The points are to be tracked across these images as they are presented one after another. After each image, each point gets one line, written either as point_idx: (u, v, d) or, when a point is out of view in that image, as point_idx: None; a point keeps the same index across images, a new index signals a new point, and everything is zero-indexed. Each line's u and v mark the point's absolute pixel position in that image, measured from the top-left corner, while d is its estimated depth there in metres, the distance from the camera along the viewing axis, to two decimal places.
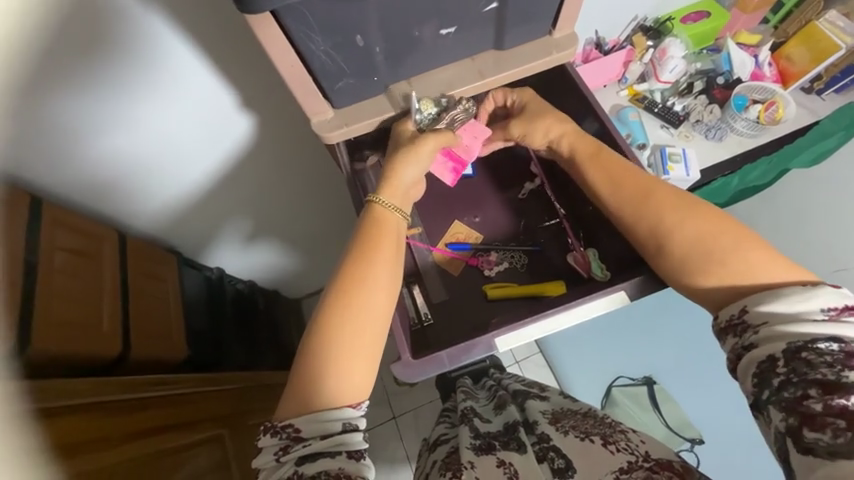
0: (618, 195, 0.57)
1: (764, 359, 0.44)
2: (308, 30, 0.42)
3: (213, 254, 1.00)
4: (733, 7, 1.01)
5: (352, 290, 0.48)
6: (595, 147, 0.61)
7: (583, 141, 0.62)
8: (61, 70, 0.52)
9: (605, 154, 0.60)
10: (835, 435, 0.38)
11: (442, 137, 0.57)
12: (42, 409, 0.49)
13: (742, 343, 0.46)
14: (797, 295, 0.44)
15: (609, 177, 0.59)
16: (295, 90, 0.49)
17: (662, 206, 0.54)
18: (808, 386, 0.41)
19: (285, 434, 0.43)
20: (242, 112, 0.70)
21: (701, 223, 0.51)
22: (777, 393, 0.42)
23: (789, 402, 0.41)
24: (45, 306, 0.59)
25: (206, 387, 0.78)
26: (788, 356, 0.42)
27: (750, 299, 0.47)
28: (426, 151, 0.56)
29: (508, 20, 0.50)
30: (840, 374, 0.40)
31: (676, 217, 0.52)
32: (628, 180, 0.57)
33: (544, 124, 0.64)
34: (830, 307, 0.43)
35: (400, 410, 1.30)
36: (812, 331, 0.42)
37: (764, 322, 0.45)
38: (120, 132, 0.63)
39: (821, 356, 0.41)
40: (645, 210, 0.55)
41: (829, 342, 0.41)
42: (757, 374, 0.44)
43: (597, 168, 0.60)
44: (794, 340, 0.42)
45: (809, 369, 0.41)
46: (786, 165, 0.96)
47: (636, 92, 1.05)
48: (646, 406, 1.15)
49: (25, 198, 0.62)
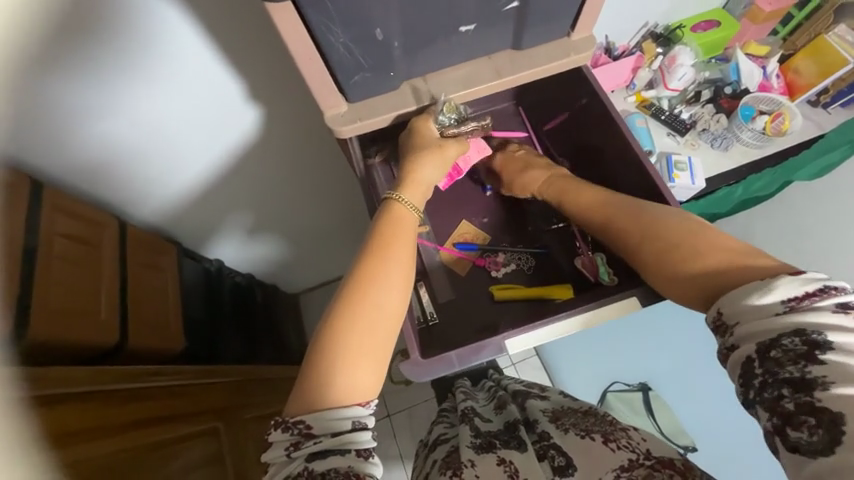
0: (588, 221, 0.62)
1: (744, 360, 0.42)
2: (328, 21, 0.41)
3: (213, 246, 1.00)
4: (743, 17, 1.01)
5: (363, 287, 0.47)
6: (561, 186, 0.66)
7: (554, 184, 0.68)
8: (69, 52, 0.51)
9: (570, 185, 0.65)
10: (811, 433, 0.37)
11: (459, 146, 0.59)
12: (36, 397, 0.48)
13: (725, 343, 0.44)
14: (758, 290, 0.42)
15: (579, 205, 0.63)
16: (311, 83, 0.48)
17: (625, 225, 0.56)
18: (780, 386, 0.39)
19: (297, 430, 0.43)
20: (248, 104, 0.69)
21: (663, 236, 0.52)
22: (758, 393, 0.40)
23: (769, 402, 0.39)
24: (44, 292, 0.58)
25: (205, 378, 0.78)
26: (760, 356, 0.41)
27: (722, 301, 0.45)
28: (446, 156, 0.58)
29: (528, 19, 0.49)
30: (805, 370, 0.38)
31: (639, 235, 0.54)
32: (591, 208, 0.61)
33: (527, 179, 0.70)
34: (790, 297, 0.41)
35: (395, 409, 1.30)
36: (778, 326, 0.40)
37: (737, 322, 0.43)
38: (127, 118, 0.62)
39: (786, 353, 0.39)
40: (611, 233, 0.58)
41: (792, 337, 0.39)
42: (741, 375, 0.42)
43: (567, 197, 0.65)
44: (762, 340, 0.41)
45: (778, 368, 0.39)
46: (791, 176, 0.96)
47: (644, 98, 1.04)
48: (639, 411, 1.16)
49: (26, 181, 0.61)
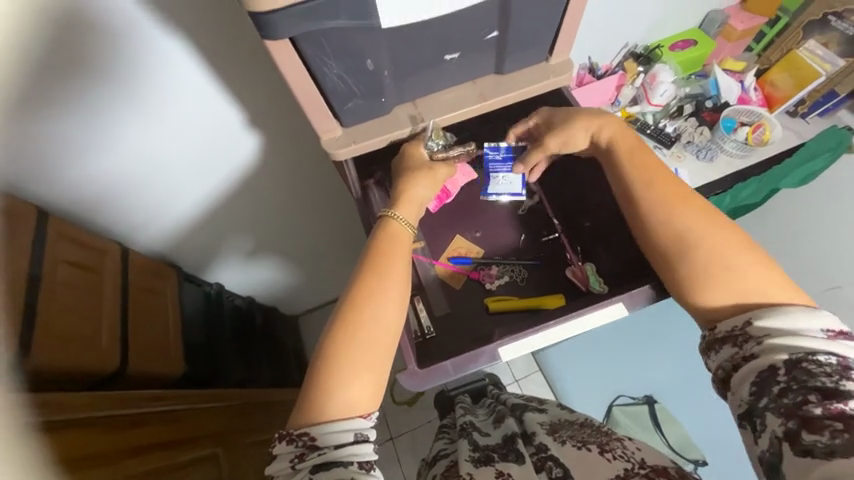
0: (658, 191, 0.54)
1: (764, 368, 0.44)
2: (322, 54, 0.45)
3: (215, 270, 1.01)
4: (718, 36, 1.06)
5: (361, 301, 0.49)
6: (635, 144, 0.58)
7: (625, 138, 0.58)
8: (72, 84, 0.54)
9: (647, 156, 0.56)
10: (832, 436, 0.39)
11: (449, 168, 0.60)
12: (45, 422, 0.49)
13: (742, 353, 0.47)
14: (804, 314, 0.45)
15: (650, 173, 0.55)
16: (307, 109, 0.51)
17: (701, 209, 0.52)
18: (808, 392, 0.42)
19: (301, 442, 0.43)
20: (250, 131, 0.72)
21: (734, 234, 0.50)
22: (776, 399, 0.43)
23: (788, 407, 0.42)
24: (47, 320, 0.59)
25: (203, 404, 0.78)
26: (789, 365, 0.43)
27: (755, 312, 0.47)
28: (439, 177, 0.59)
29: (510, 47, 0.53)
30: (838, 383, 0.41)
31: (712, 221, 0.51)
32: (665, 180, 0.55)
33: (598, 120, 0.59)
34: (829, 328, 0.45)
35: (398, 431, 1.28)
36: (814, 345, 0.43)
37: (767, 334, 0.46)
38: (127, 143, 0.64)
39: (821, 367, 0.42)
40: (686, 209, 0.52)
41: (828, 356, 0.42)
42: (756, 382, 0.45)
43: (633, 167, 0.56)
44: (794, 351, 0.43)
45: (810, 377, 0.42)
46: (777, 183, 1.02)
47: (629, 114, 1.07)
48: (647, 425, 1.15)
49: (34, 212, 0.63)
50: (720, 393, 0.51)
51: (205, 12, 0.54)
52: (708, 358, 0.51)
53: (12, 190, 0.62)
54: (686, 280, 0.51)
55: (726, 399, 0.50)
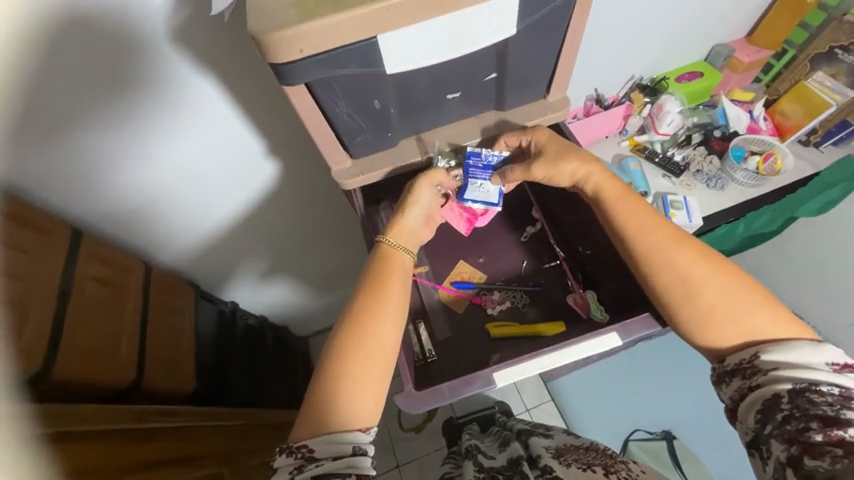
0: (654, 231, 0.53)
1: (769, 397, 0.45)
2: (334, 97, 0.49)
3: (232, 288, 1.05)
4: (724, 68, 1.08)
5: (361, 323, 0.50)
6: (622, 188, 0.57)
7: (612, 182, 0.57)
8: (104, 111, 0.59)
9: (635, 198, 0.56)
10: (833, 461, 0.40)
11: (430, 176, 0.58)
12: (55, 433, 0.52)
13: (747, 385, 0.47)
14: (812, 347, 0.45)
15: (644, 215, 0.54)
16: (320, 143, 0.55)
17: (696, 254, 0.51)
18: (809, 419, 0.42)
19: (300, 454, 0.44)
20: (268, 159, 0.77)
21: (732, 280, 0.49)
22: (779, 426, 0.44)
23: (791, 433, 0.43)
24: (72, 333, 0.63)
25: (211, 421, 0.80)
26: (792, 394, 0.44)
27: (762, 346, 0.47)
28: (427, 194, 0.59)
29: (508, 86, 0.56)
30: (839, 411, 0.41)
31: (709, 265, 0.50)
32: (659, 223, 0.54)
33: (587, 160, 0.58)
34: (833, 361, 0.44)
35: (405, 459, 1.25)
36: (817, 376, 0.43)
37: (775, 366, 0.45)
38: (149, 164, 0.69)
39: (823, 397, 0.43)
40: (680, 252, 0.51)
41: (831, 387, 0.43)
42: (761, 410, 0.45)
43: (624, 209, 0.55)
44: (798, 381, 0.44)
45: (812, 405, 0.42)
46: (792, 212, 0.99)
47: (637, 143, 1.09)
48: (667, 463, 1.08)
49: (67, 231, 0.69)
50: (727, 419, 0.51)
51: (227, 55, 0.59)
52: (718, 389, 0.51)
53: (45, 207, 0.67)
54: (688, 322, 0.51)
55: (734, 426, 0.50)
